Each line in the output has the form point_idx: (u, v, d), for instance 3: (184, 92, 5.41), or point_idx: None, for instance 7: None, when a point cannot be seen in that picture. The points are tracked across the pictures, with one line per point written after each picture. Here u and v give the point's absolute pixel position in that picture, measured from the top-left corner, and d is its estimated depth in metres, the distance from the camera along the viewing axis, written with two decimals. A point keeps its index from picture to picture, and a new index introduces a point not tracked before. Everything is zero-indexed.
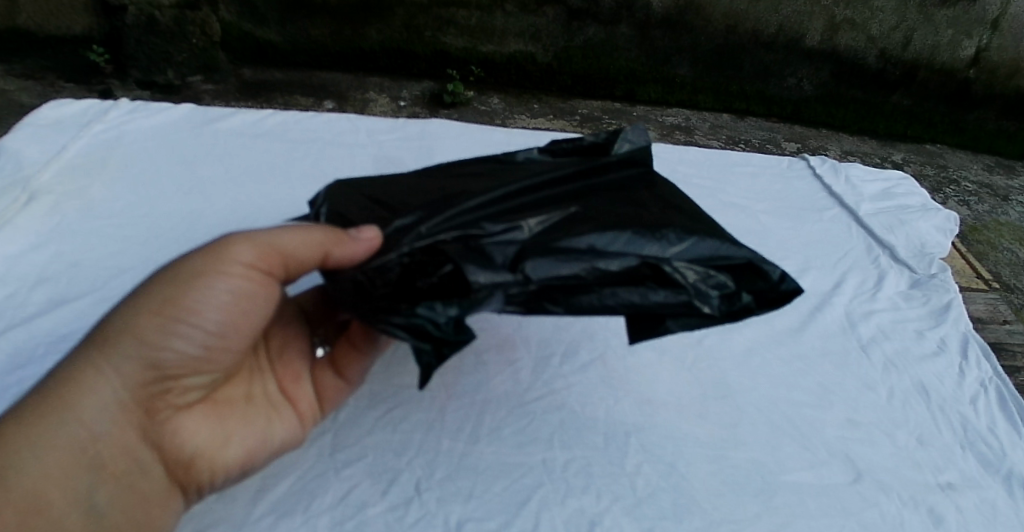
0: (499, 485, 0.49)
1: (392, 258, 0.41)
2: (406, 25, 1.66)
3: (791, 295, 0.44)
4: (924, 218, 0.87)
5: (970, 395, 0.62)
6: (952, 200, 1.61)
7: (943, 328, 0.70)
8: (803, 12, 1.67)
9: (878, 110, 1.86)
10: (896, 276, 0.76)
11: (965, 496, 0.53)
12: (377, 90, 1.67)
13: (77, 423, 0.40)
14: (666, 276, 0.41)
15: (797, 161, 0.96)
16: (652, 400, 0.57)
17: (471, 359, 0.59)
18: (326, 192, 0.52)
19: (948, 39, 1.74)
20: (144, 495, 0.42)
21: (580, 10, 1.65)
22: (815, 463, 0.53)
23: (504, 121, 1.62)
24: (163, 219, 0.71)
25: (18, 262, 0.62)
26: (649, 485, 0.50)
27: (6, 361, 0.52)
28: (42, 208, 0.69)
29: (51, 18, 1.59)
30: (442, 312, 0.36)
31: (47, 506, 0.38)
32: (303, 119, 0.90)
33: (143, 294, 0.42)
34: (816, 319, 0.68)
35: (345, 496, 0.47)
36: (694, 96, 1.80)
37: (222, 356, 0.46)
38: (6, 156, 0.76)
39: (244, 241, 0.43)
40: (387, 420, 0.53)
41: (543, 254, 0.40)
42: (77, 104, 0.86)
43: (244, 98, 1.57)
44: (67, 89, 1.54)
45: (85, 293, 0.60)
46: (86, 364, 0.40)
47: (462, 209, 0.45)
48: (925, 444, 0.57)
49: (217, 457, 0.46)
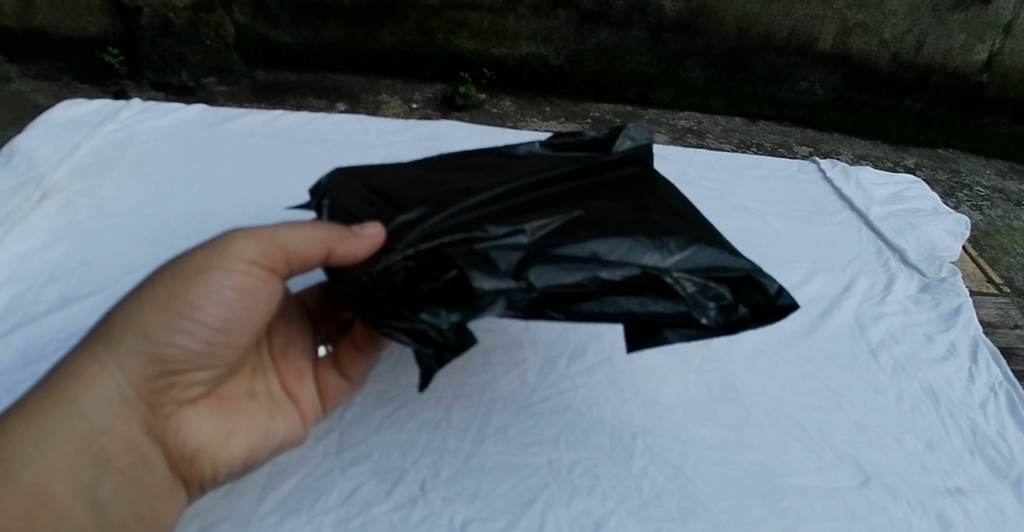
0: (505, 485, 0.49)
1: (396, 259, 0.40)
2: (419, 28, 1.68)
3: (787, 311, 0.44)
4: (935, 222, 0.87)
5: (979, 399, 0.62)
6: (964, 205, 1.60)
7: (953, 332, 0.69)
8: (815, 16, 1.67)
9: (891, 114, 1.85)
10: (905, 280, 0.76)
11: (973, 501, 0.52)
12: (389, 93, 1.68)
13: (82, 418, 0.41)
14: (666, 286, 0.42)
15: (807, 164, 0.96)
16: (659, 402, 0.57)
17: (478, 359, 0.60)
18: (331, 183, 0.52)
19: (961, 43, 1.73)
20: (148, 489, 0.44)
21: (592, 13, 1.66)
22: (822, 466, 0.53)
23: (515, 123, 1.63)
24: (173, 219, 0.72)
25: (31, 260, 0.64)
26: (655, 487, 0.50)
27: (17, 357, 0.54)
28: (54, 207, 0.71)
29: (68, 20, 1.62)
30: (445, 317, 0.37)
31: (53, 498, 0.39)
32: (315, 120, 0.92)
33: (147, 290, 0.43)
34: (824, 323, 0.68)
35: (351, 494, 0.48)
36: (705, 99, 1.80)
37: (224, 352, 0.47)
38: (19, 156, 0.77)
39: (245, 238, 0.44)
40: (393, 420, 0.54)
41: (545, 261, 0.40)
42: (90, 104, 0.88)
43: (257, 100, 1.59)
44: (83, 90, 1.57)
45: (96, 290, 0.61)
46: (90, 359, 0.41)
47: (466, 208, 0.45)
48: (933, 449, 0.56)
49: (221, 452, 0.47)
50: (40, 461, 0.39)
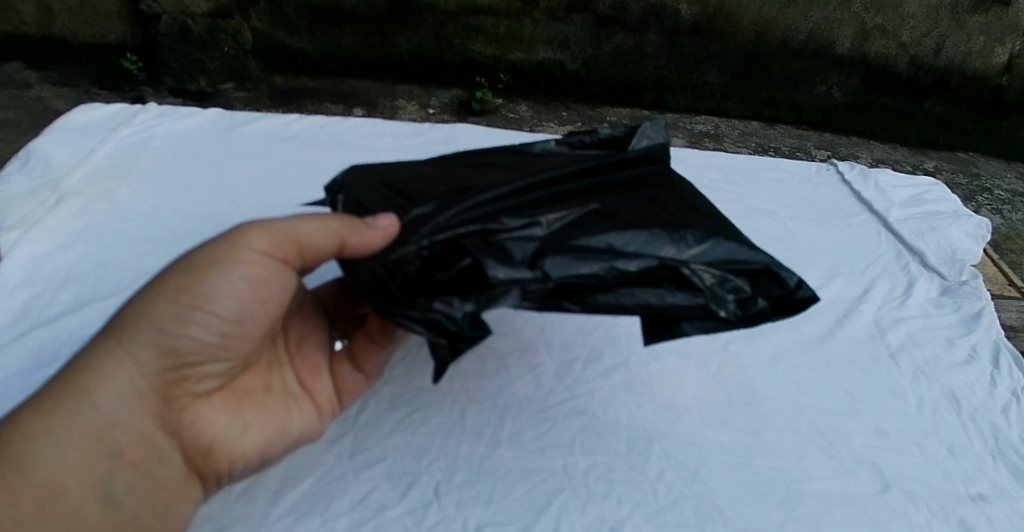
0: (520, 490, 0.49)
1: (411, 249, 0.41)
2: (436, 33, 1.69)
3: (807, 303, 0.45)
4: (955, 224, 0.86)
5: (1002, 404, 0.61)
6: (985, 209, 1.58)
7: (975, 335, 0.68)
8: (832, 19, 1.66)
9: (910, 118, 1.83)
10: (925, 283, 0.75)
11: (996, 507, 0.52)
12: (406, 98, 1.69)
13: (95, 411, 0.42)
14: (683, 278, 0.42)
15: (825, 168, 0.96)
16: (675, 406, 0.57)
17: (493, 363, 0.60)
18: (344, 178, 0.53)
19: (980, 46, 1.72)
20: (162, 483, 0.44)
21: (609, 17, 1.67)
22: (841, 471, 0.52)
23: (532, 128, 1.64)
24: (189, 222, 0.73)
25: (48, 262, 0.65)
26: (671, 492, 0.50)
27: (32, 359, 0.55)
28: (70, 209, 0.72)
29: (88, 27, 1.66)
30: (458, 307, 0.37)
31: (66, 492, 0.40)
32: (331, 123, 0.93)
33: (160, 283, 0.44)
34: (843, 327, 0.67)
35: (364, 498, 0.48)
36: (722, 104, 1.80)
37: (239, 345, 0.47)
38: (36, 160, 0.79)
39: (257, 230, 0.45)
40: (408, 423, 0.54)
41: (560, 252, 0.40)
42: (106, 108, 0.90)
43: (274, 106, 1.61)
44: (102, 96, 1.59)
45: (112, 293, 0.62)
46: (105, 352, 0.42)
47: (482, 201, 0.45)
48: (955, 454, 0.56)
49: (236, 446, 0.47)
50: (52, 456, 0.40)
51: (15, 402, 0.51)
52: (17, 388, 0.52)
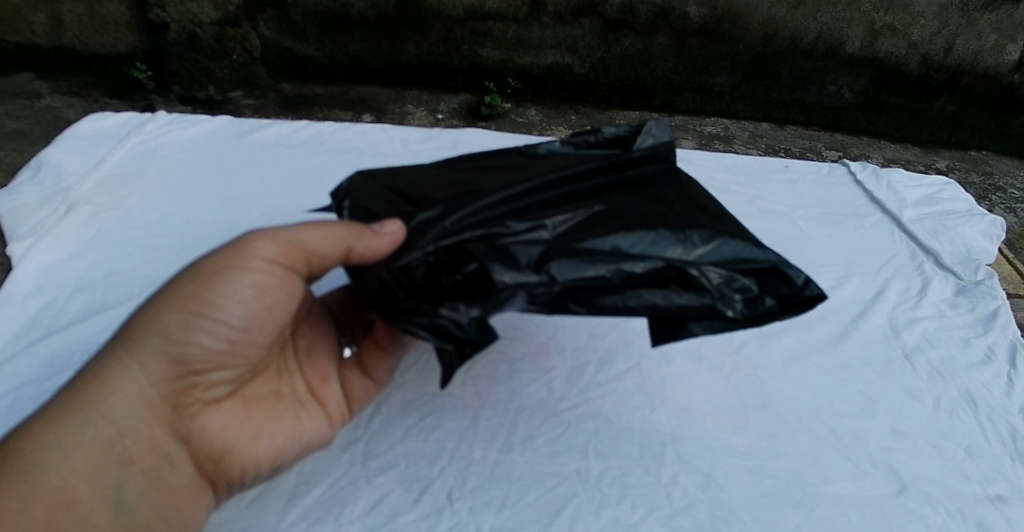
0: (533, 494, 0.49)
1: (416, 255, 0.40)
2: (444, 39, 1.70)
3: (815, 302, 0.45)
4: (970, 224, 0.85)
5: (1020, 405, 0.60)
6: (998, 208, 1.56)
7: (991, 335, 0.68)
8: (842, 19, 1.66)
9: (922, 117, 1.82)
10: (940, 283, 0.75)
11: (1015, 509, 0.51)
12: (415, 104, 1.71)
13: (105, 420, 0.42)
14: (690, 279, 0.42)
15: (837, 168, 0.95)
16: (688, 409, 0.57)
17: (505, 367, 0.60)
18: (349, 183, 0.53)
19: (992, 43, 1.71)
20: (173, 490, 0.44)
21: (616, 20, 1.67)
22: (857, 474, 0.52)
23: (541, 132, 1.65)
24: (199, 229, 0.74)
25: (57, 271, 0.66)
26: (685, 496, 0.50)
27: (44, 367, 0.56)
28: (80, 218, 0.73)
29: (99, 37, 1.69)
30: (464, 312, 0.37)
31: (76, 502, 0.40)
32: (340, 129, 0.94)
33: (167, 292, 0.44)
34: (857, 327, 0.67)
35: (377, 504, 0.48)
36: (732, 105, 1.79)
37: (247, 352, 0.47)
38: (48, 169, 0.80)
39: (264, 238, 0.45)
40: (420, 428, 0.55)
41: (567, 255, 0.40)
42: (117, 117, 0.91)
43: (283, 113, 1.63)
44: (111, 105, 1.61)
45: (123, 300, 0.63)
46: (114, 362, 0.43)
47: (487, 205, 0.45)
48: (973, 456, 0.55)
49: (247, 453, 0.48)
50: (63, 466, 0.40)
51: (25, 410, 0.52)
52: (28, 397, 0.53)
